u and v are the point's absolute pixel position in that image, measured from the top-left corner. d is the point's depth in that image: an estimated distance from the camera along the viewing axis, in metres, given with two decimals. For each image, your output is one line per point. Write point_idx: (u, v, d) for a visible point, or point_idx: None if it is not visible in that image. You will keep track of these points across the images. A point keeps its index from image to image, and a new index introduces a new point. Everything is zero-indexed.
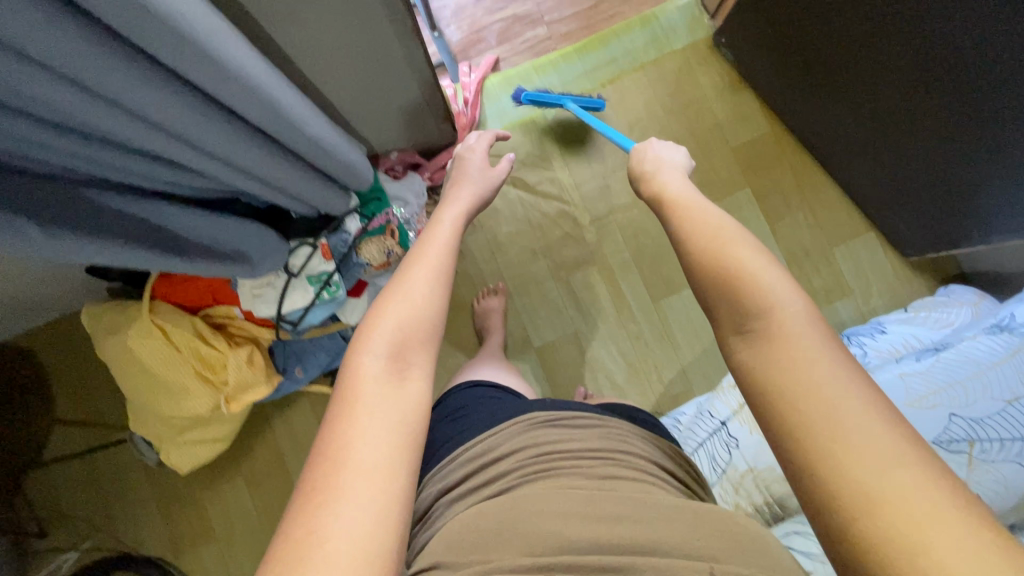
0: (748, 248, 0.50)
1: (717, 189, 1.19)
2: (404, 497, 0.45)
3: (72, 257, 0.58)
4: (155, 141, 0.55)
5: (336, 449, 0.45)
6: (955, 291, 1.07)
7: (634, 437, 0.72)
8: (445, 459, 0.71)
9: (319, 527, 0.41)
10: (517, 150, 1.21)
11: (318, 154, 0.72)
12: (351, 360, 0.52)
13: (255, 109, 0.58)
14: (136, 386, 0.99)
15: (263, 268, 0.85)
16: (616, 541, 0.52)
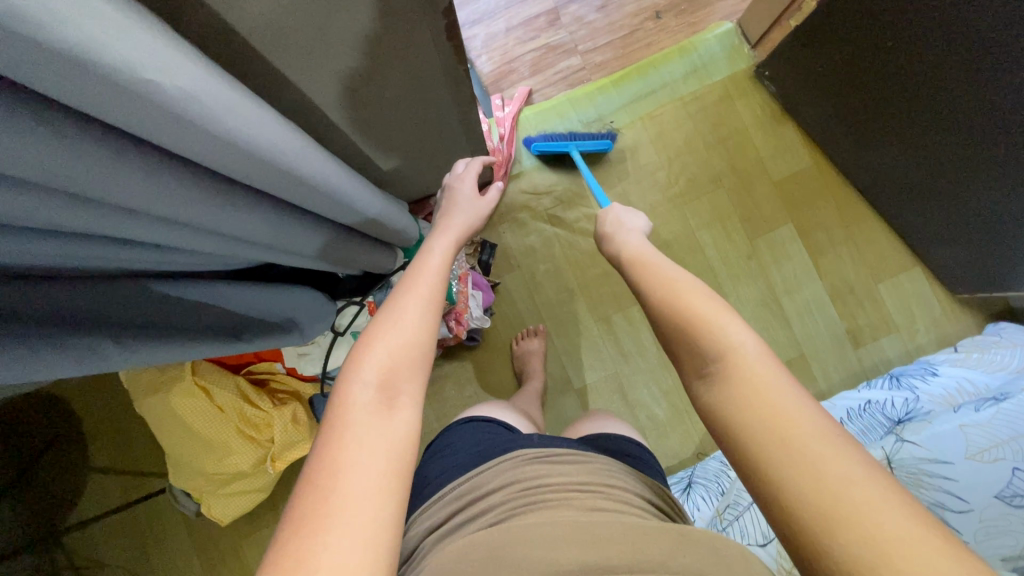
0: (703, 297, 0.50)
1: (758, 223, 1.17)
2: (394, 526, 0.40)
3: (140, 363, 0.56)
4: (216, 242, 0.53)
5: (321, 477, 0.41)
6: (1006, 330, 1.05)
7: (620, 472, 0.65)
8: (433, 501, 0.65)
9: (303, 560, 0.36)
10: (554, 187, 1.18)
11: (362, 221, 0.70)
12: (339, 388, 0.48)
13: (315, 200, 0.55)
14: (178, 443, 0.98)
15: (310, 335, 0.83)
16: (603, 562, 0.45)
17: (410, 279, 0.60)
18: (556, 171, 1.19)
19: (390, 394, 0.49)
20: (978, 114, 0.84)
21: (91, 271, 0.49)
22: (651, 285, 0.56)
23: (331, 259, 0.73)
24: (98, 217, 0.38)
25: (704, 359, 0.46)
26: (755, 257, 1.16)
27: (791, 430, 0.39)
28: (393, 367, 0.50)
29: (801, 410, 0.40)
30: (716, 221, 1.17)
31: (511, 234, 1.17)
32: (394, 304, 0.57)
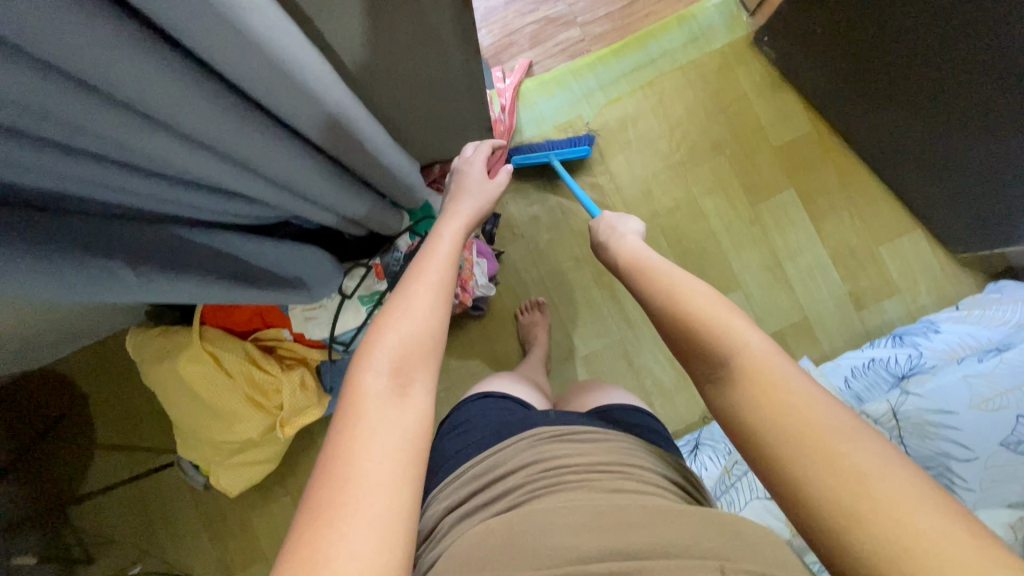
0: (704, 296, 0.51)
1: (760, 189, 1.17)
2: (412, 517, 0.42)
3: (159, 297, 0.56)
4: (230, 175, 0.53)
5: (339, 467, 0.42)
6: (1007, 288, 1.06)
7: (641, 451, 0.65)
8: (453, 478, 0.66)
9: (322, 553, 0.38)
10: (557, 156, 1.19)
11: (373, 168, 0.70)
12: (352, 377, 0.49)
13: (320, 125, 0.55)
14: (186, 412, 0.98)
15: (319, 295, 0.83)
16: (628, 549, 0.46)
17: (421, 262, 0.59)
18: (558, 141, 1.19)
19: (403, 382, 0.49)
20: (976, 66, 0.85)
21: (104, 201, 0.49)
22: (654, 281, 0.56)
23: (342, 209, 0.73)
24: (116, 126, 0.39)
25: (708, 367, 0.48)
26: (757, 222, 1.17)
27: (806, 425, 0.41)
28: (406, 354, 0.51)
29: (821, 415, 0.41)
30: (718, 188, 1.17)
31: (514, 203, 1.18)
32: (406, 287, 0.56)
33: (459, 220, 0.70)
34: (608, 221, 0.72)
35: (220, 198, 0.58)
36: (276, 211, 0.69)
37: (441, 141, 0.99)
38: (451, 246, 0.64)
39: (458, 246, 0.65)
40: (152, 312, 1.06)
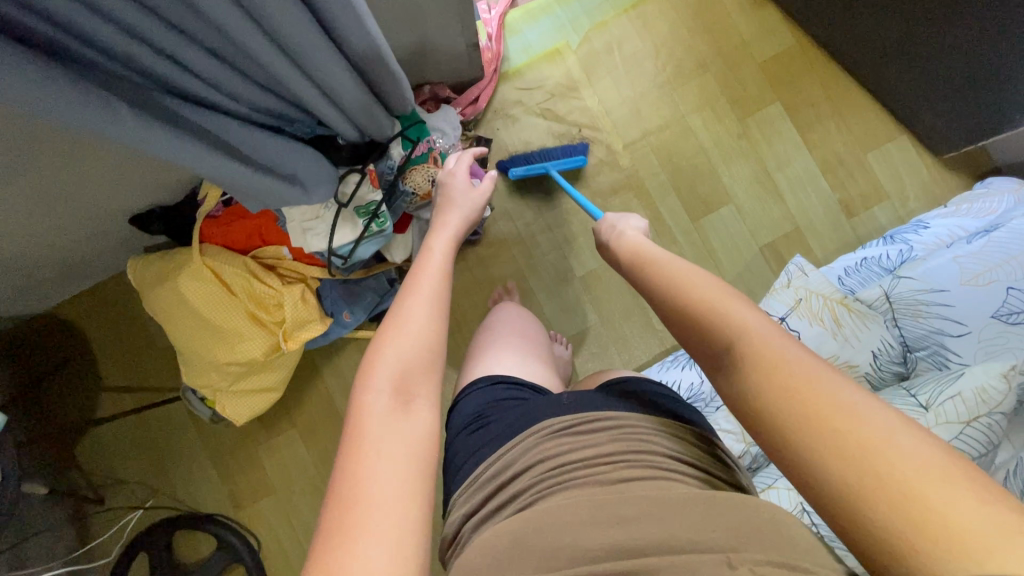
0: (708, 282, 0.55)
1: (746, 105, 1.19)
2: (420, 521, 0.49)
3: (150, 146, 0.61)
4: (245, 37, 0.57)
5: (350, 487, 0.49)
6: (993, 183, 1.08)
7: (658, 429, 0.65)
8: (466, 482, 0.69)
9: (342, 562, 0.44)
10: (545, 82, 1.20)
11: (378, 66, 0.73)
12: (356, 399, 0.57)
13: (338, 7, 0.59)
14: (188, 334, 0.98)
15: (315, 196, 0.85)
16: (632, 544, 0.50)
17: (413, 282, 0.67)
18: (545, 68, 1.21)
19: (404, 400, 0.57)
20: None
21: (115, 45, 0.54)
22: (654, 286, 0.60)
23: (342, 103, 0.76)
24: None
25: (718, 352, 0.51)
26: (745, 136, 1.19)
27: (818, 411, 0.43)
28: (404, 377, 0.58)
29: (835, 398, 0.44)
30: (706, 105, 1.19)
31: (505, 130, 1.19)
32: (401, 310, 0.63)
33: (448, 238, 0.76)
34: (609, 221, 0.75)
35: (225, 67, 0.62)
36: (272, 98, 0.72)
37: (429, 59, 1.00)
38: (442, 265, 0.70)
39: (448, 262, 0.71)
40: (151, 243, 1.07)
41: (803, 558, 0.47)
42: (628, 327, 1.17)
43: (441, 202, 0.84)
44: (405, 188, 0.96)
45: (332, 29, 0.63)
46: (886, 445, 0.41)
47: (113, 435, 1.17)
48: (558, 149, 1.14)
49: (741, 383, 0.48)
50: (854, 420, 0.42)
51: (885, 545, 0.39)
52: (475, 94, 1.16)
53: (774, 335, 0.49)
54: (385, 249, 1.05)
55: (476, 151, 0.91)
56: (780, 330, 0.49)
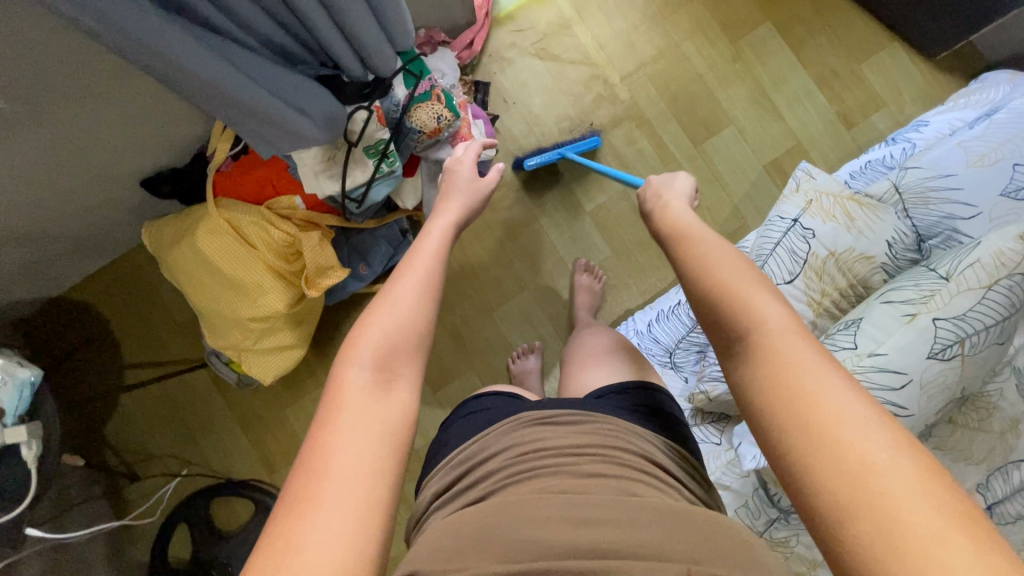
0: (728, 256, 0.61)
1: (737, 28, 1.20)
2: (382, 507, 0.49)
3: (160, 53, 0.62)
4: None
5: (319, 461, 0.49)
6: (988, 77, 1.10)
7: (631, 434, 0.68)
8: (446, 462, 0.71)
9: (297, 535, 0.45)
10: (538, 21, 1.21)
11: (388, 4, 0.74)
12: (338, 371, 0.57)
13: None
14: (210, 291, 0.99)
15: (322, 132, 0.85)
16: (595, 544, 0.50)
17: (408, 264, 0.67)
18: (536, 8, 1.21)
19: (386, 377, 0.57)
20: None
21: None
22: (692, 254, 0.64)
23: (351, 40, 0.77)
24: None
25: (746, 306, 0.55)
26: (740, 58, 1.20)
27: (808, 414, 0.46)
28: (387, 354, 0.59)
29: (823, 409, 0.46)
30: (697, 31, 1.20)
31: (502, 73, 1.20)
32: (393, 292, 0.63)
33: (444, 227, 0.75)
34: (653, 189, 0.80)
35: None
36: (281, 29, 0.73)
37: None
38: (437, 253, 0.70)
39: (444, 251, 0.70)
40: (163, 211, 1.07)
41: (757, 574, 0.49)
42: (640, 257, 1.19)
43: (444, 191, 0.84)
44: (412, 127, 0.97)
45: None
46: (856, 453, 0.43)
47: (141, 410, 1.18)
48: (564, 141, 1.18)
49: (744, 371, 0.52)
50: (837, 424, 0.45)
51: (846, 548, 0.41)
52: (470, 38, 1.16)
53: (788, 329, 0.52)
54: (396, 194, 1.06)
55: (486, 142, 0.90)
56: (798, 324, 0.53)
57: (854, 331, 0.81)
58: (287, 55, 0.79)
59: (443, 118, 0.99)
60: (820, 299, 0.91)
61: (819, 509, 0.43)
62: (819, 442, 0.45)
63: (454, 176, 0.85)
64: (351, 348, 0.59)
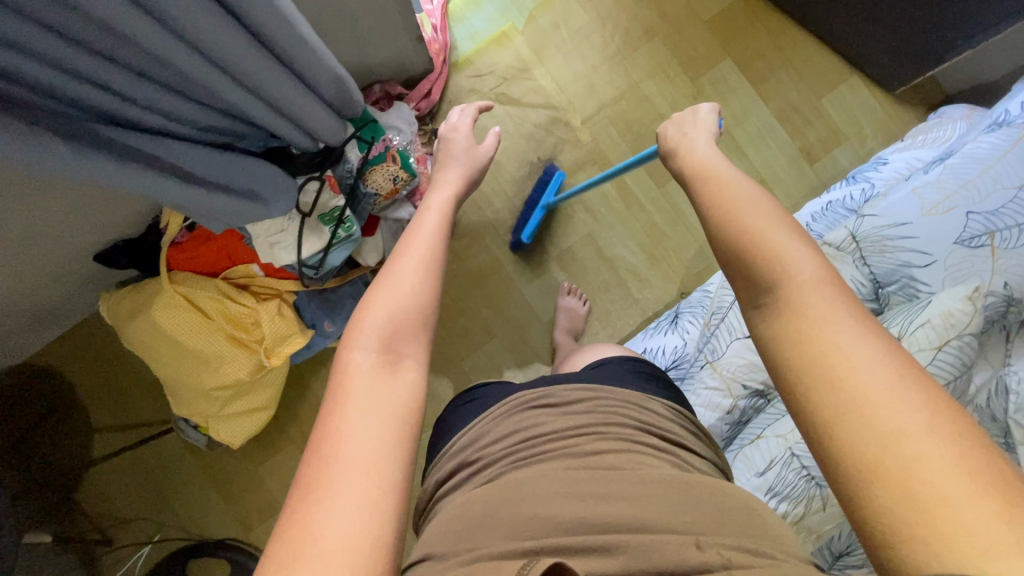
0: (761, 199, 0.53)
1: (697, 65, 1.20)
2: (399, 485, 0.47)
3: (95, 176, 0.62)
4: (175, 55, 0.57)
5: (330, 444, 0.47)
6: (946, 112, 1.10)
7: (633, 406, 0.68)
8: (449, 446, 0.70)
9: (314, 521, 0.43)
10: (497, 65, 1.20)
11: (321, 73, 0.73)
12: (343, 355, 0.55)
13: (261, 12, 0.58)
14: (171, 363, 0.98)
15: (276, 207, 0.85)
16: (597, 521, 0.52)
17: (407, 241, 0.65)
18: (494, 52, 1.20)
19: (392, 360, 0.55)
20: None
21: (51, 86, 0.55)
22: (710, 204, 0.57)
23: (294, 115, 0.76)
24: None
25: (766, 284, 0.49)
26: (701, 96, 1.19)
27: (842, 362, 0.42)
28: (392, 334, 0.57)
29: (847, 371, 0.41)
30: (657, 70, 1.20)
31: None
32: (392, 272, 0.61)
33: (443, 202, 0.74)
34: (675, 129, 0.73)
35: (162, 91, 0.63)
36: (222, 117, 0.72)
37: (372, 58, 0.99)
38: (437, 227, 0.68)
39: (443, 226, 0.69)
40: (120, 278, 1.05)
41: (766, 544, 0.50)
42: (608, 300, 1.18)
43: (439, 163, 0.84)
44: (368, 190, 0.97)
45: (265, 39, 0.63)
46: (887, 418, 0.39)
47: (111, 475, 1.16)
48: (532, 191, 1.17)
49: (773, 331, 0.47)
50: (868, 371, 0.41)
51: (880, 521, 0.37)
52: (427, 88, 1.15)
53: (821, 283, 0.47)
54: (357, 254, 1.04)
55: (481, 106, 0.90)
56: (834, 281, 0.47)
57: None
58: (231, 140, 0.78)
59: (399, 178, 0.98)
60: None
61: (840, 472, 0.40)
62: (849, 414, 0.40)
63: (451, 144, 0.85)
64: (354, 332, 0.57)
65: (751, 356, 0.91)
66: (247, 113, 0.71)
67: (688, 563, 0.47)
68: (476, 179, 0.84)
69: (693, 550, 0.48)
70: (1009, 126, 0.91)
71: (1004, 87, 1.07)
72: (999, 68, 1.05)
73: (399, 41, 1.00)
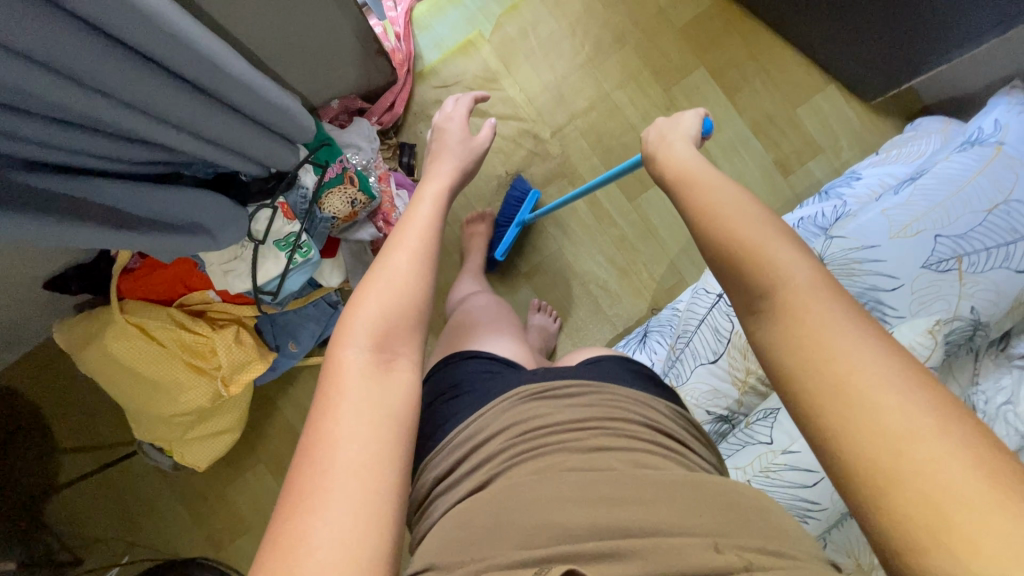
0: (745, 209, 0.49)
1: (670, 74, 1.16)
2: (393, 498, 0.43)
3: (26, 234, 0.59)
4: (83, 102, 0.55)
5: (321, 452, 0.43)
6: (921, 124, 1.08)
7: (637, 403, 0.63)
8: (445, 438, 0.64)
9: (304, 537, 0.39)
10: (464, 75, 1.16)
11: (254, 102, 0.71)
12: (333, 354, 0.50)
13: (168, 47, 0.56)
14: (129, 392, 0.96)
15: (224, 238, 0.83)
16: (614, 524, 0.45)
17: (398, 232, 0.60)
18: (460, 62, 1.16)
19: (385, 358, 0.51)
20: None
21: None
22: (687, 217, 0.53)
23: (237, 146, 0.74)
24: None
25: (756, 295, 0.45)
26: (673, 106, 1.16)
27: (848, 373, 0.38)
28: (385, 331, 0.52)
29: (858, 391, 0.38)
30: (629, 79, 1.16)
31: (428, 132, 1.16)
32: (384, 264, 0.56)
33: (437, 188, 0.69)
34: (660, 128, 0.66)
35: (90, 138, 0.60)
36: (156, 150, 0.68)
37: (327, 74, 0.96)
38: (432, 215, 0.63)
39: (437, 215, 0.64)
40: (77, 302, 1.03)
41: (788, 546, 0.45)
42: (578, 316, 1.16)
43: (434, 152, 0.79)
44: (324, 214, 0.94)
45: (179, 73, 0.60)
46: (902, 432, 0.36)
47: (81, 494, 1.15)
48: (506, 211, 1.13)
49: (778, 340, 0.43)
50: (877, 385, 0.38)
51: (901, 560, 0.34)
52: (390, 100, 1.12)
53: (816, 287, 0.43)
54: (317, 276, 1.02)
55: (477, 95, 0.85)
56: (828, 282, 0.44)
57: (771, 424, 0.83)
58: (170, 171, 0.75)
59: (357, 201, 0.96)
60: (744, 377, 0.88)
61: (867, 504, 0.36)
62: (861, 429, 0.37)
63: (446, 136, 0.80)
64: (345, 329, 0.52)
65: (713, 382, 0.91)
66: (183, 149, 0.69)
67: (707, 566, 0.41)
68: (473, 169, 0.78)
69: (712, 555, 0.42)
70: (981, 145, 0.89)
71: (982, 100, 1.05)
72: (978, 80, 1.03)
73: (356, 56, 0.97)
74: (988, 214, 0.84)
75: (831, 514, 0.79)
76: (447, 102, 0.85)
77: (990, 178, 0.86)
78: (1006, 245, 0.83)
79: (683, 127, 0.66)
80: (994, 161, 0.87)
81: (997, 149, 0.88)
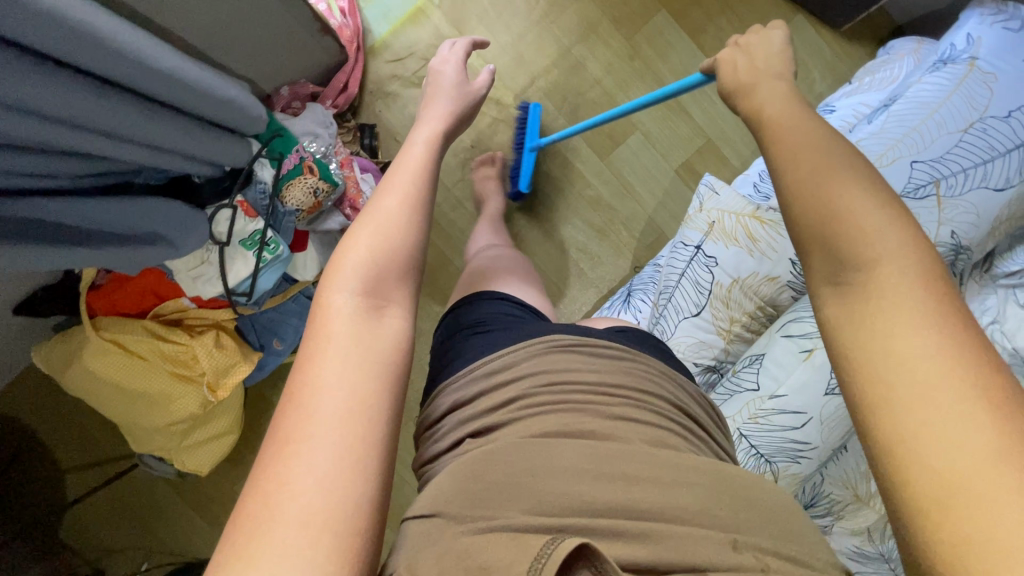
0: None
1: (631, 22, 1.12)
2: (382, 459, 0.41)
3: None
4: (17, 126, 0.52)
5: (307, 394, 0.41)
6: (893, 47, 1.04)
7: (666, 379, 0.63)
8: (460, 371, 0.62)
9: (289, 478, 0.38)
10: (417, 45, 1.12)
11: (197, 101, 0.68)
12: (323, 297, 0.48)
13: (94, 55, 0.53)
14: (117, 409, 0.96)
15: (187, 244, 0.80)
16: (632, 505, 0.44)
17: (389, 174, 0.57)
18: (411, 32, 1.12)
19: (378, 304, 0.48)
20: None
21: None
22: None
23: (189, 149, 0.71)
24: None
25: None
26: (637, 55, 1.12)
27: None
28: (378, 275, 0.49)
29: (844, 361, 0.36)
30: (589, 32, 1.12)
31: (387, 110, 1.13)
32: (380, 205, 0.54)
33: (431, 132, 0.65)
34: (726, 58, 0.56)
35: (31, 157, 0.57)
36: (99, 161, 0.65)
37: (273, 62, 0.92)
38: (424, 158, 0.60)
39: (431, 159, 0.61)
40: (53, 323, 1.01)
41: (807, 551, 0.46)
42: (561, 282, 1.13)
43: (429, 94, 0.74)
44: (287, 208, 0.92)
45: (110, 79, 0.57)
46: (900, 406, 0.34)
47: (91, 509, 1.16)
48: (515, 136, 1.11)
49: None
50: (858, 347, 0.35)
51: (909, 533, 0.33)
52: (343, 81, 1.08)
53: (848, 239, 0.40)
54: (291, 271, 1.00)
55: (473, 40, 0.81)
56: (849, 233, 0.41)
57: (757, 368, 0.83)
58: (122, 180, 0.72)
59: (320, 190, 0.93)
60: (729, 326, 0.90)
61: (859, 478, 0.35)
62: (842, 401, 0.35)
63: (441, 78, 0.76)
64: (335, 270, 0.49)
65: (699, 335, 0.91)
66: (132, 158, 0.66)
67: (721, 563, 0.41)
68: (469, 112, 0.74)
69: (730, 552, 0.42)
70: (955, 63, 0.85)
71: (954, 15, 1.01)
72: None
73: (303, 40, 0.93)
74: (964, 134, 0.82)
75: (822, 452, 0.80)
76: (442, 45, 0.81)
77: (964, 98, 0.83)
78: (984, 163, 0.81)
79: (775, 50, 0.55)
80: (970, 78, 0.83)
81: (970, 65, 0.84)
